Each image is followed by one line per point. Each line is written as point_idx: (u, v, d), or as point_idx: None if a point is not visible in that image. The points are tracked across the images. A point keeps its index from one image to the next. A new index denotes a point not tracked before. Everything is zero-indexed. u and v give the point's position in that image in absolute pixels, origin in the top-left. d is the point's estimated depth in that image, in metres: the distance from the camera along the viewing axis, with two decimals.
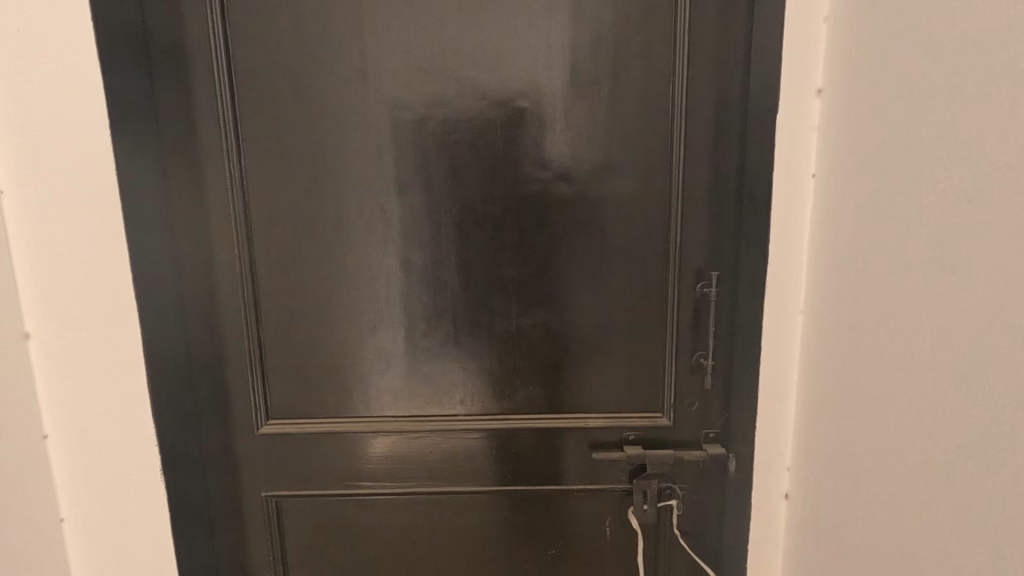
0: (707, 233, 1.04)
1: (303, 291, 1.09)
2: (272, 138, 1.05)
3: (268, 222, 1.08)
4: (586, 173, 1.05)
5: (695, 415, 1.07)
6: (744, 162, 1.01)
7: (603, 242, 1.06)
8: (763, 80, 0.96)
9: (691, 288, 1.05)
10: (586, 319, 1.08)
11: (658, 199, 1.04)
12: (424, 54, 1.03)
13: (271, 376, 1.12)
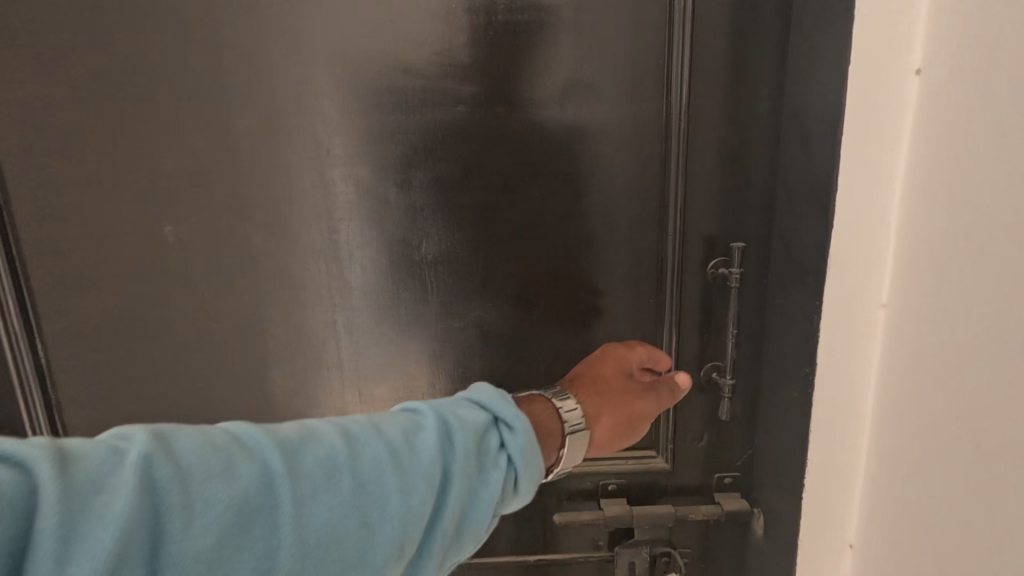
0: (726, 181, 0.68)
1: (96, 281, 0.69)
2: (9, 24, 0.62)
3: (22, 169, 0.66)
4: (540, 96, 0.67)
5: (703, 455, 0.73)
6: (784, 68, 0.65)
7: (573, 198, 0.69)
8: None
9: (699, 271, 0.70)
10: (545, 321, 0.72)
11: (651, 137, 0.67)
12: None
13: (60, 414, 0.72)
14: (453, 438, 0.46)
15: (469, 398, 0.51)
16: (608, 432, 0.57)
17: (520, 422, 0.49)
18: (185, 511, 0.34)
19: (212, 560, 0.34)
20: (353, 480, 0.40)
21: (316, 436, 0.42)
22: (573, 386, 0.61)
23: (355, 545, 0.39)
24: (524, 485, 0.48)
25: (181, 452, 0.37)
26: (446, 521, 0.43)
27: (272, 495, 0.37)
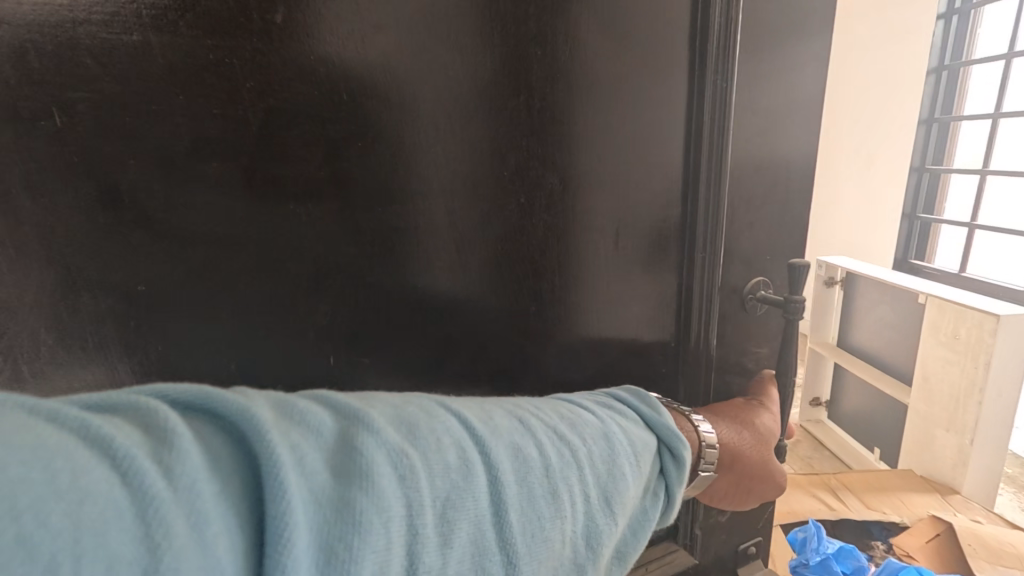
0: (701, 247, 0.63)
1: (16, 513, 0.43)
2: None
3: None
4: (495, 161, 0.53)
5: (726, 528, 0.70)
6: (743, 146, 0.62)
7: (537, 271, 0.57)
8: (753, 37, 0.59)
9: (740, 291, 0.65)
10: (550, 348, 0.60)
11: (684, 117, 0.59)
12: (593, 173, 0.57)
13: None
14: (635, 448, 0.46)
15: (634, 402, 0.51)
16: (721, 480, 0.57)
17: (688, 448, 0.49)
18: (404, 517, 0.32)
19: (425, 540, 0.32)
20: (547, 492, 0.38)
21: (518, 427, 0.41)
22: (714, 411, 0.62)
23: (547, 560, 0.37)
24: (674, 506, 0.48)
25: (411, 435, 0.36)
26: (607, 548, 0.41)
27: (480, 498, 0.36)
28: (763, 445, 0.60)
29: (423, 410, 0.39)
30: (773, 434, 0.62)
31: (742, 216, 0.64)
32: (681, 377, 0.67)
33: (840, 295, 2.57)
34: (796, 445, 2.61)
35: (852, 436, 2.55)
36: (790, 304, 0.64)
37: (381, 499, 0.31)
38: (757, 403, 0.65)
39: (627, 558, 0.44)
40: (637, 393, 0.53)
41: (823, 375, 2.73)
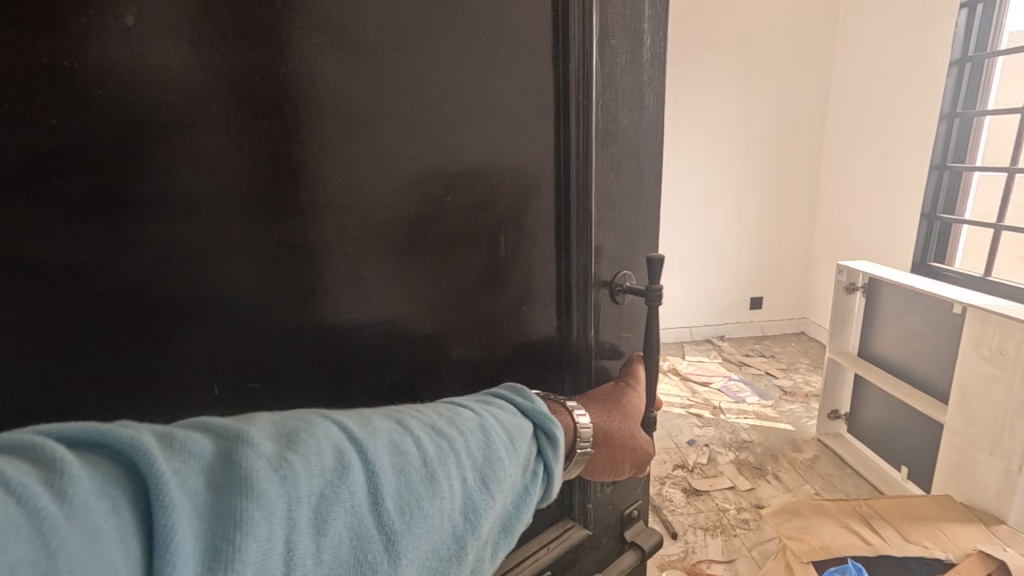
0: (577, 248, 0.75)
1: None
2: None
3: None
4: (390, 191, 0.58)
5: (610, 499, 0.96)
6: (605, 161, 0.75)
7: (432, 282, 0.64)
8: (608, 76, 0.73)
9: (608, 284, 0.80)
10: (450, 351, 0.68)
11: (552, 139, 0.71)
12: (474, 189, 0.65)
13: None
14: (511, 433, 0.55)
15: (510, 398, 0.61)
16: (601, 456, 0.70)
17: (559, 428, 0.60)
18: (285, 515, 0.38)
19: (309, 532, 0.39)
20: (424, 479, 0.46)
21: (396, 430, 0.48)
22: (596, 401, 0.75)
23: (427, 536, 0.45)
24: (554, 483, 0.59)
25: (291, 441, 0.42)
26: (486, 522, 0.50)
27: (358, 491, 0.43)
28: (632, 424, 0.76)
29: (304, 421, 0.45)
30: (638, 409, 0.79)
31: (605, 219, 0.78)
32: (567, 368, 0.80)
33: (863, 300, 2.59)
34: (816, 463, 2.64)
35: (872, 451, 2.60)
36: (650, 292, 0.80)
37: (263, 500, 0.37)
38: (629, 388, 0.81)
39: (511, 525, 0.55)
40: (515, 389, 0.62)
41: (842, 386, 2.80)
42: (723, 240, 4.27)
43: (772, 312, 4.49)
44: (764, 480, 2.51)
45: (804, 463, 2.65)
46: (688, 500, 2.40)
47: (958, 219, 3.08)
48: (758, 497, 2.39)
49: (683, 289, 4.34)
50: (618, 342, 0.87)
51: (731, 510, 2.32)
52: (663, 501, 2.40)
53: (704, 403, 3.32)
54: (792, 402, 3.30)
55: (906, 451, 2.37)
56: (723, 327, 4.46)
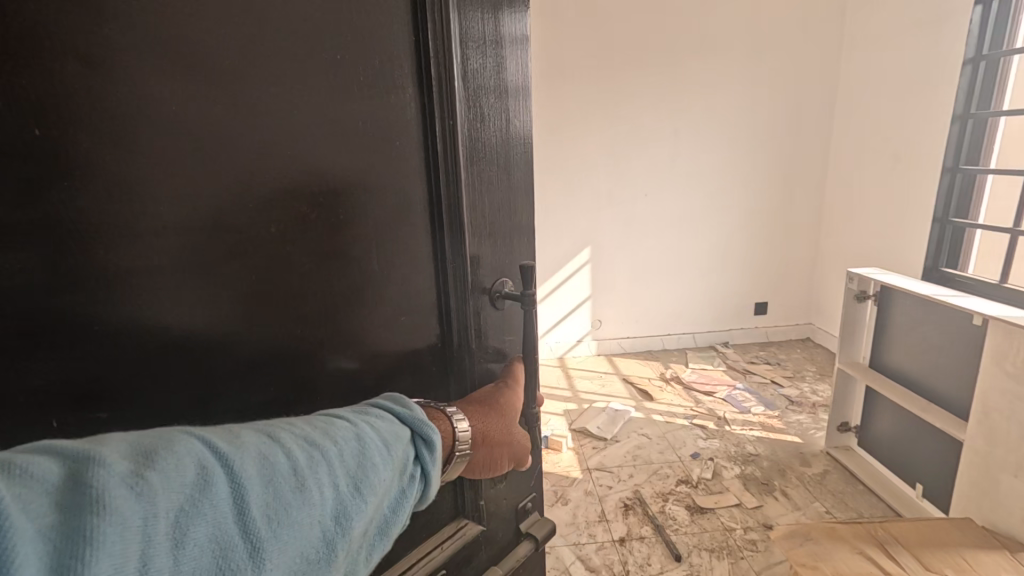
0: (449, 255, 0.79)
1: None
2: None
3: None
4: (266, 212, 0.58)
5: (502, 495, 1.05)
6: (471, 171, 0.79)
7: (304, 297, 0.63)
8: (470, 92, 0.77)
9: (488, 290, 0.86)
10: (325, 366, 0.67)
11: (420, 154, 0.73)
12: (348, 204, 0.66)
13: None
14: (387, 442, 0.59)
15: (390, 408, 0.64)
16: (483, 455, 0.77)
17: (437, 434, 0.65)
18: (139, 529, 0.40)
19: (165, 544, 0.41)
20: (293, 487, 0.49)
21: (267, 443, 0.50)
22: (479, 405, 0.81)
23: (294, 541, 0.48)
24: (429, 489, 0.64)
25: (149, 460, 0.43)
26: (357, 524, 0.53)
27: (222, 503, 0.45)
28: (513, 423, 0.84)
29: (165, 437, 0.46)
30: (518, 407, 0.87)
31: (475, 227, 0.82)
32: (452, 375, 0.85)
33: (874, 309, 2.48)
34: (827, 479, 2.51)
35: (886, 467, 2.47)
36: (524, 296, 0.87)
37: (118, 515, 0.39)
38: (513, 389, 0.88)
39: (387, 526, 0.59)
40: (394, 399, 0.66)
41: (853, 399, 2.67)
42: (724, 246, 4.16)
43: (776, 318, 4.36)
44: (771, 497, 2.40)
45: (814, 479, 2.52)
46: (693, 518, 2.30)
47: (973, 223, 2.90)
48: (767, 516, 2.27)
49: (687, 295, 4.25)
50: (502, 343, 0.93)
51: (737, 529, 2.22)
52: (667, 519, 2.30)
53: (708, 413, 3.21)
54: (799, 413, 3.16)
55: (924, 468, 2.23)
56: (726, 334, 4.34)
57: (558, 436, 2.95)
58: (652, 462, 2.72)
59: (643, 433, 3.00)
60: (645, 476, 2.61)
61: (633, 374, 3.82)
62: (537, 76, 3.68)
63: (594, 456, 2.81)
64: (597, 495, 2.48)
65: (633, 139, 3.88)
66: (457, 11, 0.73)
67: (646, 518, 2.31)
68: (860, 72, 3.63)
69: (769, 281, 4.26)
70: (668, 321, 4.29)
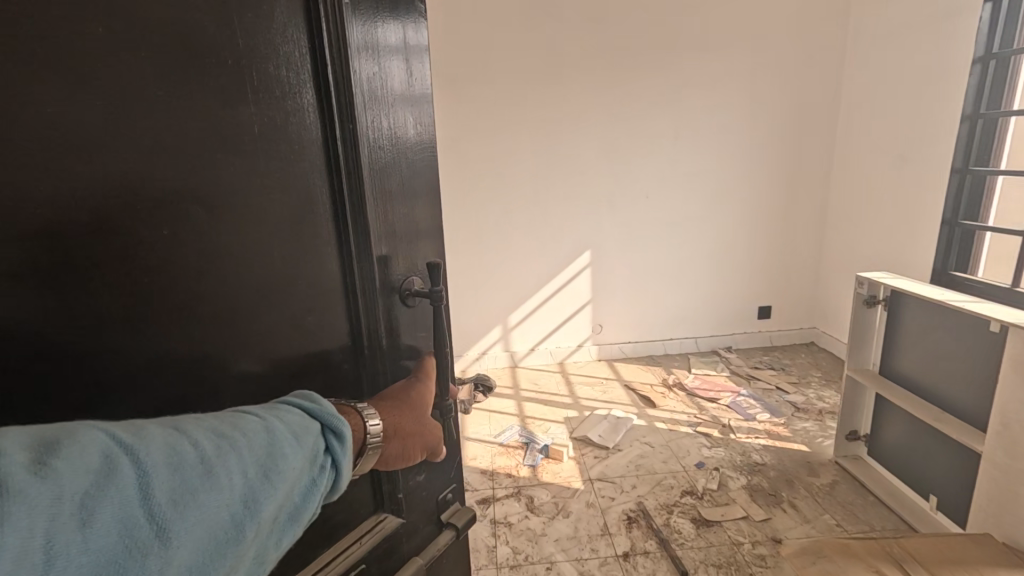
0: (354, 255, 0.78)
1: None
2: None
3: None
4: (166, 201, 0.56)
5: (422, 487, 1.08)
6: (373, 169, 0.78)
7: (197, 297, 0.61)
8: (368, 87, 0.75)
9: (397, 289, 0.86)
10: (228, 369, 0.65)
11: (321, 152, 0.71)
12: (250, 198, 0.64)
13: None
14: (299, 432, 0.58)
15: (303, 402, 0.63)
16: (396, 449, 0.77)
17: (346, 426, 0.63)
18: (48, 506, 0.38)
19: (69, 525, 0.39)
20: (202, 473, 0.48)
21: (174, 432, 0.49)
22: (391, 400, 0.81)
23: (200, 528, 0.46)
24: (339, 481, 0.61)
25: (49, 449, 0.42)
26: (269, 510, 0.52)
27: (129, 488, 0.44)
28: (426, 415, 0.85)
29: (65, 431, 0.45)
30: (430, 401, 0.88)
31: (380, 225, 0.80)
32: (365, 374, 0.84)
33: (884, 314, 2.43)
34: (835, 491, 2.42)
35: (899, 477, 2.38)
36: (434, 293, 0.88)
37: (22, 494, 0.38)
38: (428, 382, 0.90)
39: (302, 517, 0.57)
40: (306, 394, 0.64)
41: (862, 407, 2.59)
42: (728, 249, 4.09)
43: (779, 321, 4.29)
44: (780, 509, 2.31)
45: (822, 489, 2.44)
46: (698, 532, 2.21)
47: (983, 224, 2.85)
48: (775, 529, 2.19)
49: (689, 300, 4.18)
50: (417, 340, 0.94)
51: (745, 544, 2.13)
52: (672, 533, 2.22)
53: (712, 421, 3.12)
54: (805, 420, 3.08)
55: (937, 478, 2.16)
56: (730, 338, 4.27)
57: (559, 446, 2.86)
58: (655, 473, 2.64)
59: (646, 442, 2.92)
60: (649, 487, 2.53)
61: (636, 380, 3.74)
62: (535, 77, 3.62)
63: (596, 465, 2.73)
64: (600, 507, 2.40)
65: (631, 139, 3.80)
66: (353, 17, 0.71)
67: (650, 532, 2.23)
68: (864, 73, 3.58)
69: (770, 284, 4.20)
70: (669, 325, 4.22)
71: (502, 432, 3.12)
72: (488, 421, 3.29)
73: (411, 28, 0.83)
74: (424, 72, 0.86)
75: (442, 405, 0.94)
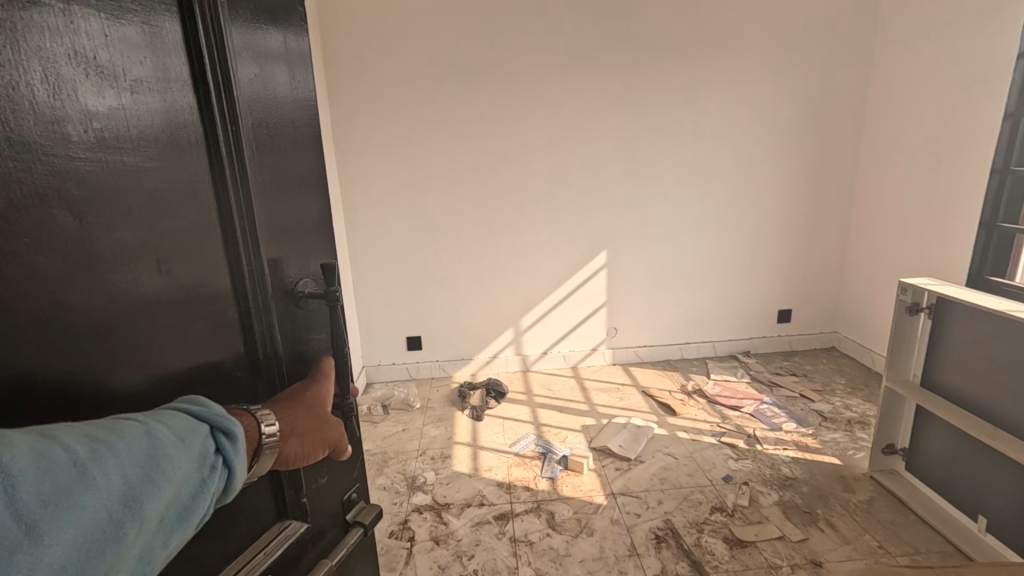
0: (245, 258, 0.77)
1: None
2: None
3: None
4: (36, 212, 0.50)
5: (326, 486, 1.01)
6: (255, 176, 0.78)
7: (76, 310, 0.53)
8: (247, 93, 0.77)
9: (287, 290, 0.87)
10: (114, 379, 0.58)
11: (205, 160, 0.70)
12: (134, 205, 0.59)
13: None
14: (182, 436, 0.55)
15: (187, 407, 0.60)
16: (297, 446, 0.76)
17: (239, 426, 0.61)
18: None
19: None
20: (75, 476, 0.46)
21: (41, 442, 0.45)
22: (290, 399, 0.80)
23: (78, 525, 0.45)
24: (234, 481, 0.61)
25: None
26: (151, 508, 0.50)
27: None
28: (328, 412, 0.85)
29: None
30: (331, 399, 0.88)
31: (266, 233, 0.81)
32: (261, 378, 0.81)
33: (927, 322, 2.30)
34: (873, 507, 2.30)
35: (937, 492, 2.28)
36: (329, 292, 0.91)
37: None
38: (327, 380, 0.91)
39: (185, 516, 0.55)
40: (190, 399, 0.62)
41: (901, 419, 2.46)
42: (751, 251, 3.96)
43: (799, 324, 4.16)
44: (816, 529, 2.19)
45: (860, 507, 2.31)
46: (733, 553, 2.08)
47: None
48: (814, 551, 2.07)
49: (710, 304, 4.05)
50: (311, 340, 0.95)
51: (784, 567, 2.00)
52: (704, 554, 2.09)
53: (736, 431, 3.00)
54: (834, 431, 2.95)
55: (994, 501, 2.01)
56: (749, 343, 4.15)
57: (579, 457, 2.73)
58: (681, 487, 2.51)
59: (668, 453, 2.80)
60: (676, 503, 2.40)
61: (654, 387, 3.61)
62: (545, 70, 3.46)
63: (619, 478, 2.61)
64: (625, 524, 2.27)
65: (651, 138, 3.67)
66: (229, 22, 0.73)
67: (681, 553, 2.10)
68: (896, 70, 3.44)
69: (795, 288, 4.06)
70: (685, 329, 4.10)
71: (517, 441, 2.99)
72: (502, 430, 3.16)
73: (282, 38, 0.87)
74: (296, 85, 0.91)
75: (345, 404, 0.97)
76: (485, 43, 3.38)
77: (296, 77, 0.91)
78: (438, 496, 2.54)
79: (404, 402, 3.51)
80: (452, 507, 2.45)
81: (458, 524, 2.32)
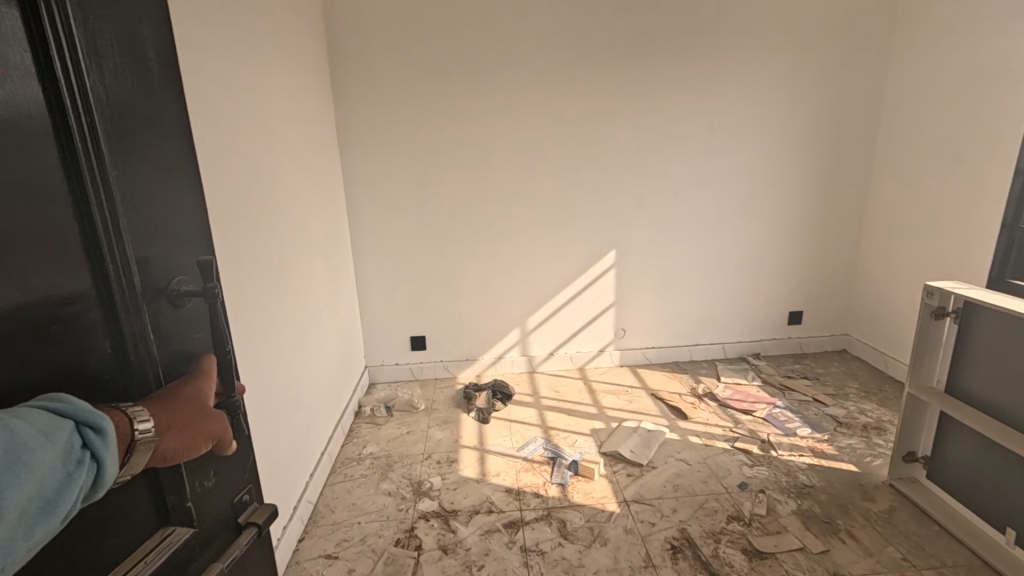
0: (115, 258, 0.74)
1: None
2: None
3: None
4: None
5: (215, 490, 0.96)
6: (117, 171, 0.75)
7: None
8: (101, 83, 0.73)
9: (161, 289, 0.84)
10: None
11: (56, 154, 0.66)
12: None
13: None
14: (44, 431, 0.58)
15: (48, 404, 0.62)
16: (176, 441, 0.76)
17: (110, 422, 0.64)
18: None
19: None
20: None
21: None
22: (169, 398, 0.80)
23: None
24: (106, 474, 0.63)
25: None
26: (12, 498, 0.53)
27: None
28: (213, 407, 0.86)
29: None
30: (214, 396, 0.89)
31: (133, 232, 0.78)
32: (133, 381, 0.79)
33: (954, 327, 2.21)
34: (894, 518, 2.22)
35: (962, 502, 2.21)
36: (207, 289, 0.90)
37: None
38: (209, 378, 0.90)
39: (52, 508, 0.58)
40: (49, 398, 0.63)
41: (924, 425, 2.39)
42: (767, 252, 3.88)
43: (811, 327, 4.09)
44: (838, 540, 2.12)
45: (881, 517, 2.24)
46: (751, 565, 2.02)
47: None
48: (836, 564, 2.00)
49: (720, 304, 3.97)
50: (192, 337, 0.93)
51: None
52: (723, 566, 2.02)
53: (749, 436, 2.93)
54: (850, 437, 2.88)
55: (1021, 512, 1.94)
56: (758, 344, 4.07)
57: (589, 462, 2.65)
58: (696, 495, 2.43)
59: (682, 458, 2.73)
60: (691, 511, 2.33)
61: (664, 390, 3.53)
62: (547, 65, 3.36)
63: (630, 485, 2.53)
64: (639, 534, 2.20)
65: (665, 137, 3.58)
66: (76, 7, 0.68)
67: (699, 564, 2.03)
68: (915, 70, 3.36)
69: (810, 291, 3.99)
70: (693, 330, 4.01)
71: (525, 445, 2.91)
72: (510, 433, 3.07)
73: (146, 24, 0.81)
74: (164, 73, 0.86)
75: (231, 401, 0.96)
76: (490, 38, 3.28)
77: (162, 63, 0.85)
78: (445, 502, 2.46)
79: (408, 403, 3.43)
80: (460, 514, 2.38)
81: (467, 532, 2.25)
